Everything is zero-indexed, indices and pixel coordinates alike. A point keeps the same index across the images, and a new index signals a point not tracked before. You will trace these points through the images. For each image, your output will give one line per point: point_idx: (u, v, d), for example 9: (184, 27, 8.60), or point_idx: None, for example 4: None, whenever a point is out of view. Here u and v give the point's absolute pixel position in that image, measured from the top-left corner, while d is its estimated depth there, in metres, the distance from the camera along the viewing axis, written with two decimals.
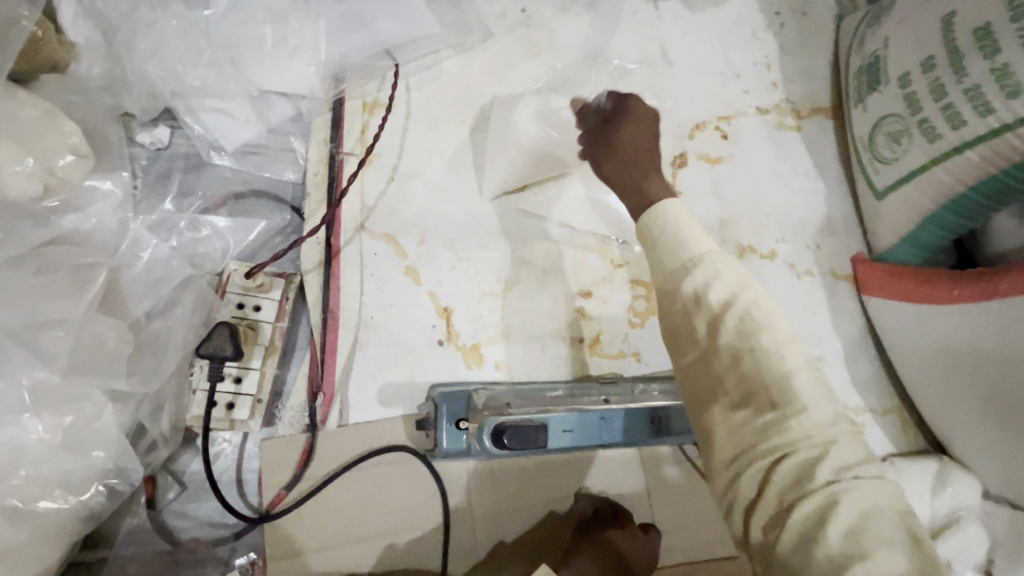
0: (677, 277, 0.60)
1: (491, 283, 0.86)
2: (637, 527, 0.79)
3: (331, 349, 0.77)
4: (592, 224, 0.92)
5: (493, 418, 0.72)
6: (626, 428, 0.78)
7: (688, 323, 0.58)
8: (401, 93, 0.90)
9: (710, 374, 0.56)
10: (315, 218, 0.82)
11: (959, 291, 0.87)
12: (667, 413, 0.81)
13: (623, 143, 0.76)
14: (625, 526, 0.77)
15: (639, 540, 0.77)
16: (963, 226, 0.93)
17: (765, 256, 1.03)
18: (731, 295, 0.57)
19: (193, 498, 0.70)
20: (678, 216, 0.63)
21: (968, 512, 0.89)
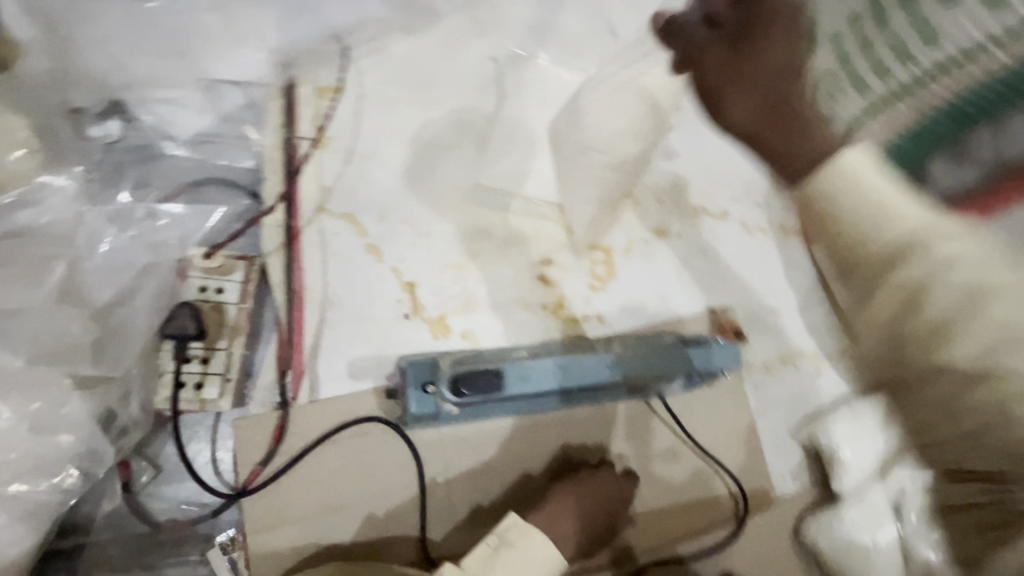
0: (884, 279, 0.49)
1: (453, 256, 0.89)
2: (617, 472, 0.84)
3: (297, 328, 0.79)
4: (550, 194, 0.95)
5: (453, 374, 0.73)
6: (583, 374, 0.80)
7: (901, 320, 0.49)
8: (352, 77, 0.91)
9: (930, 395, 0.50)
10: (272, 200, 0.83)
11: None
12: (625, 364, 0.83)
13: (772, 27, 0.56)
14: (606, 471, 0.82)
15: (619, 485, 0.82)
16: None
17: (718, 216, 1.06)
18: (964, 297, 0.46)
19: (169, 480, 0.71)
20: (875, 180, 0.48)
21: None
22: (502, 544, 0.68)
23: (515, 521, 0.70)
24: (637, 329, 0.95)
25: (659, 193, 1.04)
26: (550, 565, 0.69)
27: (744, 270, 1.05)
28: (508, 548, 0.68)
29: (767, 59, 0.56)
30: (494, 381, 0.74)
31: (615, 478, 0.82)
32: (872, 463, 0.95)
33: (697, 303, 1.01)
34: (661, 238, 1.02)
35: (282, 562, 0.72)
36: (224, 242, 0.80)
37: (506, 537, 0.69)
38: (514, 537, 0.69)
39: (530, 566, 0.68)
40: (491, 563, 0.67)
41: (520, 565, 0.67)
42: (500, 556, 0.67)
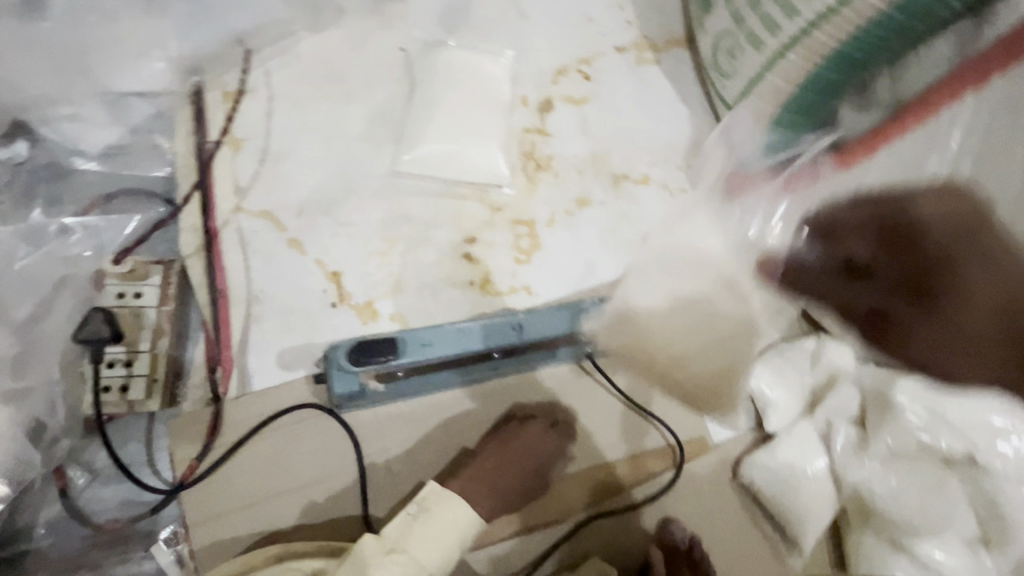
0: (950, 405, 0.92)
1: (376, 243, 0.91)
2: (547, 422, 0.89)
3: (224, 325, 0.81)
4: (467, 174, 0.97)
5: (346, 345, 0.78)
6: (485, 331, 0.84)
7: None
8: (260, 79, 0.93)
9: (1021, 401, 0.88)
10: (186, 189, 0.86)
11: None
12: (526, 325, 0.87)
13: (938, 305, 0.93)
14: (535, 422, 0.87)
15: (547, 436, 0.87)
16: (808, 126, 1.03)
17: (639, 181, 1.09)
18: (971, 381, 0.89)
19: (106, 483, 0.74)
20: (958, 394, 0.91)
21: (845, 374, 1.00)
22: (423, 511, 0.73)
23: (434, 489, 0.74)
24: (567, 299, 0.98)
25: (579, 164, 1.07)
26: (468, 524, 0.73)
27: (669, 229, 1.08)
28: (427, 515, 0.72)
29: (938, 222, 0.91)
30: (386, 348, 0.79)
31: (538, 433, 0.86)
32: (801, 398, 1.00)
33: (626, 266, 1.04)
34: (584, 206, 1.05)
35: (226, 552, 0.74)
36: (132, 246, 0.82)
37: (426, 504, 0.73)
38: (432, 504, 0.73)
39: (448, 529, 0.72)
40: (410, 530, 0.71)
41: (437, 529, 0.72)
42: (418, 523, 0.72)
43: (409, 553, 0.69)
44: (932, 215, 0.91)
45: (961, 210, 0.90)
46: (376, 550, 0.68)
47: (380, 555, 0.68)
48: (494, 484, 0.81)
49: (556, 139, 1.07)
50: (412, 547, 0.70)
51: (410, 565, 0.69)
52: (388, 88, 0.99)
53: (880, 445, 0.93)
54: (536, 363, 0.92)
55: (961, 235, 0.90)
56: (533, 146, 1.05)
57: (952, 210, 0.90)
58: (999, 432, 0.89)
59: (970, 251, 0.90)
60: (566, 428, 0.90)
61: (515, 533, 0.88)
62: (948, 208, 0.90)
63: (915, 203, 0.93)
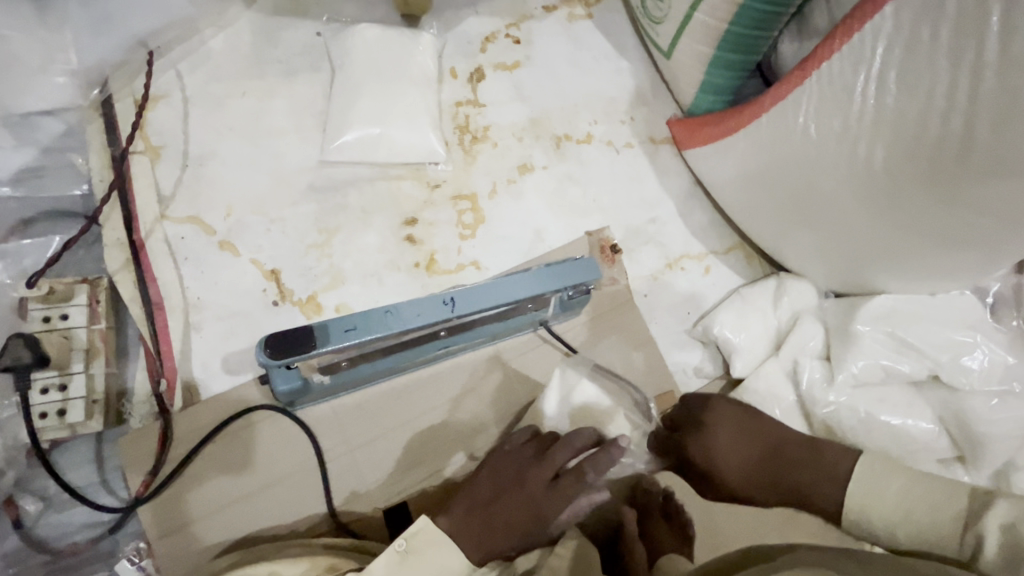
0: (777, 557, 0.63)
1: (313, 235, 0.89)
2: (544, 478, 0.72)
3: (163, 338, 0.80)
4: (400, 155, 0.94)
5: (264, 338, 0.65)
6: (418, 313, 0.71)
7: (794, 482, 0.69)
8: (174, 82, 0.90)
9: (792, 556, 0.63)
10: (100, 198, 0.84)
11: (767, 100, 0.88)
12: (494, 296, 0.75)
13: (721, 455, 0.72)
14: (532, 473, 0.73)
15: (543, 498, 0.71)
16: (748, 60, 0.97)
17: (581, 141, 1.07)
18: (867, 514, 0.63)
19: (60, 508, 0.74)
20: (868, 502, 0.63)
21: (807, 311, 0.98)
22: (410, 549, 0.67)
23: (424, 524, 0.69)
24: (517, 267, 0.97)
25: (517, 131, 1.04)
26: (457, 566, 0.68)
27: (616, 187, 1.06)
28: (417, 554, 0.67)
29: (729, 463, 0.72)
30: (305, 338, 0.65)
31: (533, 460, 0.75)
32: (767, 340, 0.98)
33: (574, 229, 1.02)
34: (526, 172, 1.02)
35: (191, 563, 0.74)
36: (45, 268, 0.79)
37: (413, 542, 0.67)
38: (422, 544, 0.67)
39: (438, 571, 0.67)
40: (397, 571, 0.66)
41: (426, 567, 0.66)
42: (409, 563, 0.66)
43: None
44: (721, 449, 0.73)
45: (752, 445, 0.72)
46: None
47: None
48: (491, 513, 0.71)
49: (490, 109, 1.04)
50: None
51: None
52: (308, 77, 0.96)
53: (845, 375, 0.90)
54: (501, 331, 0.88)
55: (742, 443, 0.73)
56: (467, 118, 1.02)
57: (740, 443, 0.73)
58: (963, 348, 0.89)
59: (752, 422, 0.74)
60: (573, 485, 0.72)
61: None
62: (719, 419, 0.75)
63: (695, 436, 0.75)
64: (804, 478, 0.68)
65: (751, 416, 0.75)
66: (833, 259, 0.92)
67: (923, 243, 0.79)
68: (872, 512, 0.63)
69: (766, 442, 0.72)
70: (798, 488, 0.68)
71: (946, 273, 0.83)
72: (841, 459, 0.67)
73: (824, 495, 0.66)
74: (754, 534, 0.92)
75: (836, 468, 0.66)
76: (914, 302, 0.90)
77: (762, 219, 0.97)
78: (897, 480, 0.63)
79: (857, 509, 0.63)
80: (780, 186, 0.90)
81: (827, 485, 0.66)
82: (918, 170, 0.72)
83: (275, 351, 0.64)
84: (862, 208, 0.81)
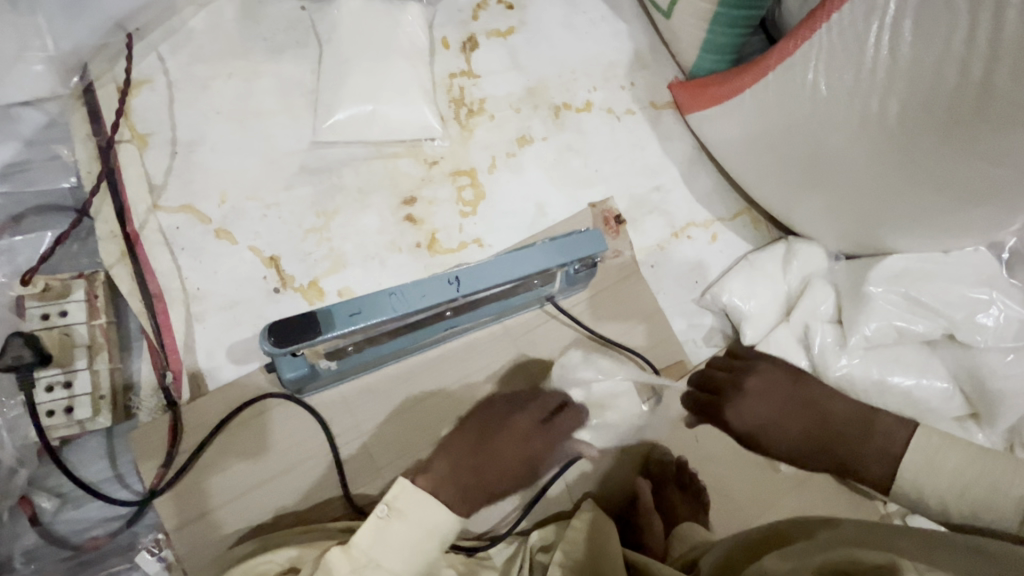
0: (816, 527, 0.61)
1: (311, 219, 0.87)
2: (538, 416, 0.77)
3: (166, 331, 0.79)
4: (395, 131, 0.91)
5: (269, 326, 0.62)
6: (422, 294, 0.69)
7: (844, 453, 0.68)
8: (156, 65, 0.87)
9: (824, 523, 0.61)
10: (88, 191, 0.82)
11: (774, 58, 0.85)
12: (501, 273, 0.73)
13: (761, 416, 0.72)
14: (527, 413, 0.77)
15: (538, 434, 0.76)
16: (751, 16, 0.93)
17: (581, 109, 1.03)
18: (916, 476, 0.62)
19: (76, 504, 0.74)
20: (922, 473, 0.62)
21: (817, 274, 0.97)
22: (393, 512, 0.62)
23: (404, 488, 0.63)
24: (520, 243, 0.95)
25: (514, 101, 1.01)
26: (448, 520, 0.63)
27: (618, 156, 1.03)
28: (401, 516, 0.62)
29: (774, 428, 0.71)
30: (310, 323, 0.63)
31: (529, 423, 0.76)
32: (776, 305, 0.97)
33: (577, 201, 0.99)
34: (525, 144, 0.99)
35: (211, 552, 0.74)
36: (37, 265, 0.77)
37: (395, 505, 0.62)
38: (405, 504, 0.62)
39: (422, 531, 0.62)
40: (384, 537, 0.61)
41: (412, 534, 0.61)
42: (393, 527, 0.61)
43: (386, 566, 0.60)
44: (759, 415, 0.72)
45: (798, 414, 0.71)
46: (346, 565, 0.59)
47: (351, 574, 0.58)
48: (480, 456, 0.71)
49: (485, 79, 1.00)
50: (389, 560, 0.60)
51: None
52: (295, 54, 0.92)
53: (858, 338, 0.88)
54: (508, 308, 0.87)
55: (786, 412, 0.72)
56: (461, 90, 0.99)
57: (779, 409, 0.72)
58: (979, 305, 0.86)
59: (800, 390, 0.74)
60: (564, 421, 0.78)
61: (518, 505, 0.85)
62: (761, 385, 0.74)
63: (737, 401, 0.73)
64: (849, 452, 0.68)
65: (794, 381, 0.75)
66: (845, 220, 0.89)
67: (942, 200, 0.76)
68: (925, 488, 0.62)
69: (808, 406, 0.72)
70: (847, 459, 0.68)
71: (965, 230, 0.81)
72: (892, 433, 0.66)
73: (875, 470, 0.66)
74: (770, 499, 0.92)
75: (890, 443, 0.66)
76: (929, 260, 0.88)
77: (769, 183, 0.95)
78: (956, 456, 0.61)
79: (909, 481, 0.63)
80: (790, 147, 0.87)
81: (879, 461, 0.66)
82: (939, 124, 0.69)
83: (280, 339, 0.62)
84: (875, 165, 0.78)
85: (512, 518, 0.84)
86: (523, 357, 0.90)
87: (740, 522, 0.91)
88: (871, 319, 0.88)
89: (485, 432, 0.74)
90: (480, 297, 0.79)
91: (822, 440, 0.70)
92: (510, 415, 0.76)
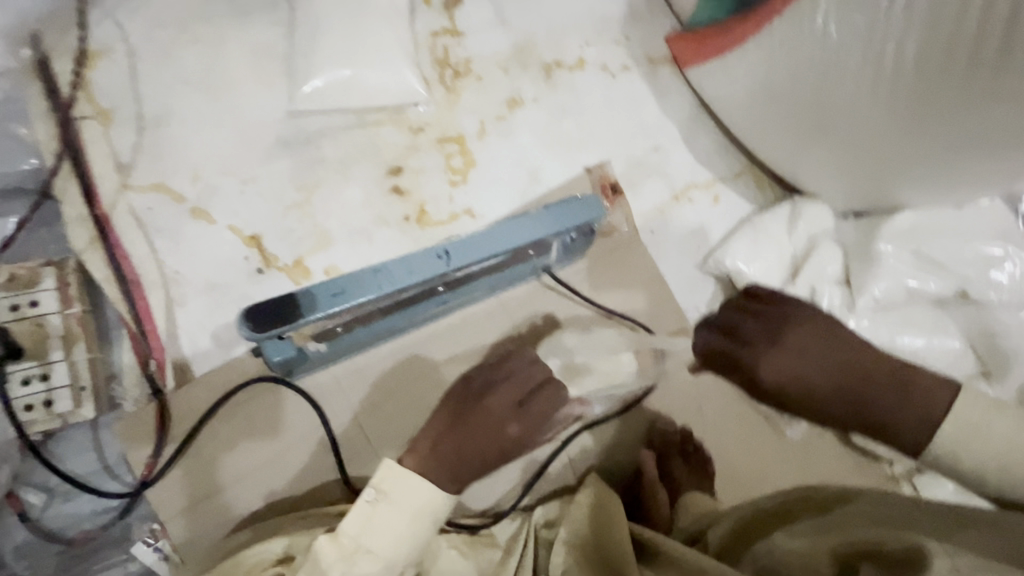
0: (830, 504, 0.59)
1: (291, 194, 0.82)
2: (512, 400, 0.68)
3: (146, 316, 0.75)
4: (376, 97, 0.85)
5: (246, 312, 0.58)
6: (409, 270, 0.65)
7: (878, 412, 0.67)
8: (115, 34, 0.81)
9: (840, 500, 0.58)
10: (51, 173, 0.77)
11: (780, 6, 0.79)
12: (493, 246, 0.69)
13: (790, 370, 0.71)
14: (499, 394, 0.68)
15: (512, 419, 0.67)
16: None
17: (574, 67, 0.97)
18: None
19: (65, 498, 0.72)
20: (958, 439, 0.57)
21: (824, 235, 0.93)
22: (381, 496, 0.57)
23: (391, 469, 0.58)
24: (514, 212, 0.90)
25: (502, 61, 0.94)
26: (437, 501, 0.58)
27: (614, 116, 0.97)
28: (389, 499, 0.57)
29: (805, 382, 0.71)
30: (288, 306, 0.59)
31: (504, 405, 0.67)
32: (784, 267, 0.93)
33: (572, 165, 0.94)
34: (516, 107, 0.94)
35: (209, 542, 0.72)
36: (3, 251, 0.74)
37: (383, 487, 0.57)
38: (392, 486, 0.57)
39: (413, 513, 0.57)
40: (372, 522, 0.56)
41: (400, 519, 0.57)
42: (381, 511, 0.57)
43: (377, 553, 0.55)
44: (789, 371, 0.71)
45: (829, 368, 0.70)
46: (334, 554, 0.55)
47: (340, 564, 0.55)
48: (457, 437, 0.64)
49: (470, 38, 0.94)
50: (381, 546, 0.56)
51: (378, 563, 0.56)
52: (264, 17, 0.85)
53: (867, 299, 0.86)
54: (501, 283, 0.84)
55: (814, 367, 0.71)
56: (445, 50, 0.92)
57: (811, 366, 0.71)
58: (992, 262, 0.84)
59: (836, 346, 0.72)
60: (542, 403, 0.68)
61: (521, 480, 0.83)
62: (794, 341, 0.73)
63: (769, 354, 0.72)
64: (883, 412, 0.67)
65: (831, 338, 0.72)
66: (855, 177, 0.85)
67: (962, 154, 0.72)
68: None
69: (842, 361, 0.70)
70: (876, 420, 0.68)
71: (984, 183, 0.77)
72: (933, 397, 0.64)
73: (911, 434, 0.64)
74: (776, 465, 0.90)
75: (929, 409, 0.63)
76: (942, 216, 0.84)
77: (774, 140, 0.90)
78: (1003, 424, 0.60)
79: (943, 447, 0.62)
80: (796, 99, 0.82)
81: (914, 425, 0.64)
82: (953, 82, 0.65)
83: (258, 325, 0.58)
84: (885, 120, 0.74)
85: (515, 494, 0.83)
86: (521, 331, 0.87)
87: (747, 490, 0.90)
88: (879, 281, 0.85)
89: (462, 412, 0.67)
90: (472, 271, 0.75)
91: (856, 395, 0.69)
92: (481, 397, 0.68)
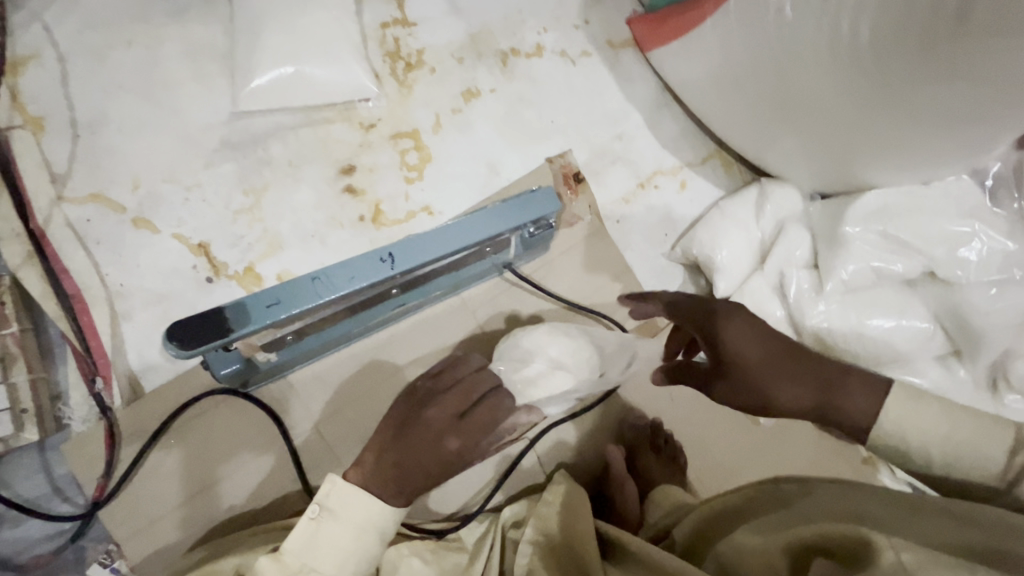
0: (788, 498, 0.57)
1: (239, 199, 0.80)
2: (454, 411, 0.66)
3: (90, 333, 0.73)
4: (323, 94, 0.82)
5: (171, 328, 0.55)
6: (351, 276, 0.62)
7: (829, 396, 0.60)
8: (43, 37, 0.77)
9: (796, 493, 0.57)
10: None
11: None
12: (442, 244, 0.67)
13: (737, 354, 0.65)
14: (442, 404, 0.66)
15: (452, 431, 0.64)
16: None
17: (531, 54, 0.94)
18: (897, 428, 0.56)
19: (15, 523, 0.70)
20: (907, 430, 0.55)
21: (792, 218, 0.91)
22: (326, 512, 0.56)
23: (334, 484, 0.57)
24: (473, 208, 0.88)
25: (456, 51, 0.91)
26: (382, 517, 0.57)
27: (574, 104, 0.95)
28: (334, 516, 0.56)
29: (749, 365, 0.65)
30: (219, 321, 0.56)
31: (445, 416, 0.65)
32: (751, 253, 0.91)
33: (533, 157, 0.92)
34: (471, 99, 0.91)
35: (165, 560, 0.71)
36: None
37: (327, 504, 0.56)
38: (337, 503, 0.56)
39: (357, 531, 0.56)
40: (317, 541, 0.55)
41: (345, 537, 0.56)
42: (325, 529, 0.56)
43: (321, 571, 0.55)
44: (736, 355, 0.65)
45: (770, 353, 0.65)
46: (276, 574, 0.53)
47: None
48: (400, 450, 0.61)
49: (421, 28, 0.90)
50: (324, 564, 0.55)
51: None
52: (202, 14, 0.82)
53: (835, 283, 0.84)
54: (459, 283, 0.82)
55: (760, 351, 0.65)
56: (396, 41, 0.89)
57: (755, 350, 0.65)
58: (958, 240, 0.81)
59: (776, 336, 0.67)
60: (485, 414, 0.67)
61: (490, 481, 0.82)
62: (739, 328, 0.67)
63: (729, 329, 0.67)
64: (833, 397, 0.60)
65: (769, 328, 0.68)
66: (819, 158, 0.83)
67: (926, 130, 0.69)
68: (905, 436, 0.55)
69: (785, 347, 0.65)
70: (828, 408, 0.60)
71: (948, 161, 0.75)
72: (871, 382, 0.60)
73: (859, 411, 0.58)
74: (748, 453, 0.90)
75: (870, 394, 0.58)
76: (908, 195, 0.82)
77: (736, 123, 0.88)
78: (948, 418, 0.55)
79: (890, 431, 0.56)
80: (756, 80, 0.80)
81: (863, 401, 0.58)
82: (913, 52, 0.62)
83: (184, 343, 0.54)
84: (845, 97, 0.71)
85: (482, 495, 0.82)
86: (485, 329, 0.85)
87: (719, 480, 0.89)
88: (850, 262, 0.83)
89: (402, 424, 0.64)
90: (427, 271, 0.73)
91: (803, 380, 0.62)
92: (421, 409, 0.66)
